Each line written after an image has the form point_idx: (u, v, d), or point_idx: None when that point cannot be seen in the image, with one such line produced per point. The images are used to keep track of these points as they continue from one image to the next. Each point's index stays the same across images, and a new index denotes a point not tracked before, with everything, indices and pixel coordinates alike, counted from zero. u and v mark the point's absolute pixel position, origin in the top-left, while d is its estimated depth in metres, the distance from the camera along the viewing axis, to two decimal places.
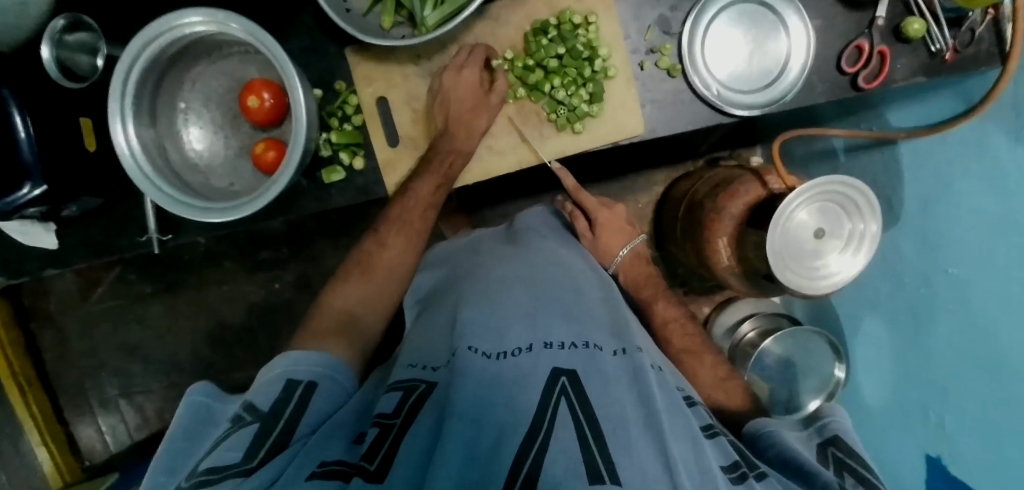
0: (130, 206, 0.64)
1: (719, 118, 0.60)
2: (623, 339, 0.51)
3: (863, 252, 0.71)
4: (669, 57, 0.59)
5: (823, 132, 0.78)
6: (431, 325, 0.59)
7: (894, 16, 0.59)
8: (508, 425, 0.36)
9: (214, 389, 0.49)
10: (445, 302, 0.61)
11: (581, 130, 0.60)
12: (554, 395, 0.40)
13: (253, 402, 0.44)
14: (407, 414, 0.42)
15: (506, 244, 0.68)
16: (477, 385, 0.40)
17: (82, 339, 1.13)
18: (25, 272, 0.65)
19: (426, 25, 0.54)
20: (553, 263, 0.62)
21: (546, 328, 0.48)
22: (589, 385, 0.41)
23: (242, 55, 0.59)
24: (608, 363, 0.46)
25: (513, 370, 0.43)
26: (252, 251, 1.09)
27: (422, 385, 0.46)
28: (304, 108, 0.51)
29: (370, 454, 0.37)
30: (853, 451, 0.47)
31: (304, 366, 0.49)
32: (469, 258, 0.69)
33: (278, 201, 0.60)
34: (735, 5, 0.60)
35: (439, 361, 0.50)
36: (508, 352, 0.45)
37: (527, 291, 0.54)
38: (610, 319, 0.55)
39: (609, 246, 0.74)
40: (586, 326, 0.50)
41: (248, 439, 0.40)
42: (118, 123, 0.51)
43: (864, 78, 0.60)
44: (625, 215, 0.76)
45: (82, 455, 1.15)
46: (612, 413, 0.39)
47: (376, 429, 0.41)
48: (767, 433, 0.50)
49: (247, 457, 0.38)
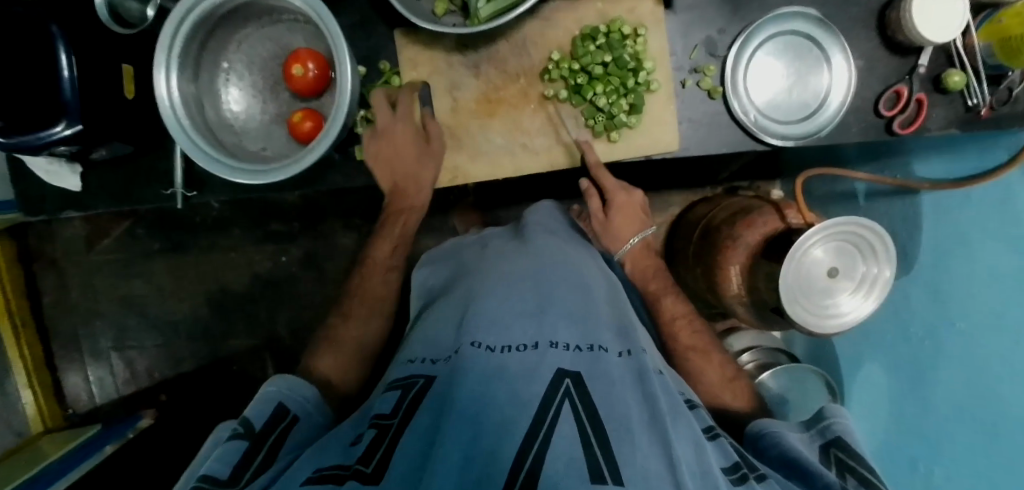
0: (159, 157, 0.64)
1: (753, 145, 0.61)
2: (629, 341, 0.50)
3: (874, 295, 0.72)
4: (712, 78, 0.60)
5: (848, 174, 0.78)
6: (434, 320, 0.58)
7: (936, 65, 0.60)
8: (510, 420, 0.36)
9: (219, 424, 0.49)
10: (454, 295, 0.61)
11: (616, 140, 0.60)
12: (558, 394, 0.39)
13: (248, 418, 0.46)
14: (404, 414, 0.42)
15: (511, 243, 0.67)
16: (480, 381, 0.40)
17: (82, 287, 1.12)
18: (45, 211, 0.65)
19: (478, 17, 0.54)
20: (561, 258, 0.61)
21: (551, 328, 0.48)
22: (594, 386, 0.40)
23: (292, 24, 0.59)
24: (613, 365, 0.45)
25: (519, 364, 0.42)
26: (263, 222, 1.09)
27: (421, 382, 0.46)
28: (350, 84, 0.51)
29: (365, 459, 0.36)
30: (855, 451, 0.46)
31: (296, 395, 0.51)
32: (476, 258, 0.68)
33: (308, 172, 0.61)
34: (783, 36, 0.60)
35: (441, 356, 0.50)
36: (513, 346, 0.45)
37: (533, 290, 0.53)
38: (614, 318, 0.54)
39: (621, 232, 0.69)
40: (593, 327, 0.49)
41: (236, 455, 0.41)
42: (161, 74, 0.51)
43: (900, 122, 0.60)
44: (642, 202, 0.70)
45: (66, 403, 1.14)
46: (616, 412, 0.39)
47: (373, 430, 0.40)
48: (769, 433, 0.50)
49: (233, 478, 0.38)
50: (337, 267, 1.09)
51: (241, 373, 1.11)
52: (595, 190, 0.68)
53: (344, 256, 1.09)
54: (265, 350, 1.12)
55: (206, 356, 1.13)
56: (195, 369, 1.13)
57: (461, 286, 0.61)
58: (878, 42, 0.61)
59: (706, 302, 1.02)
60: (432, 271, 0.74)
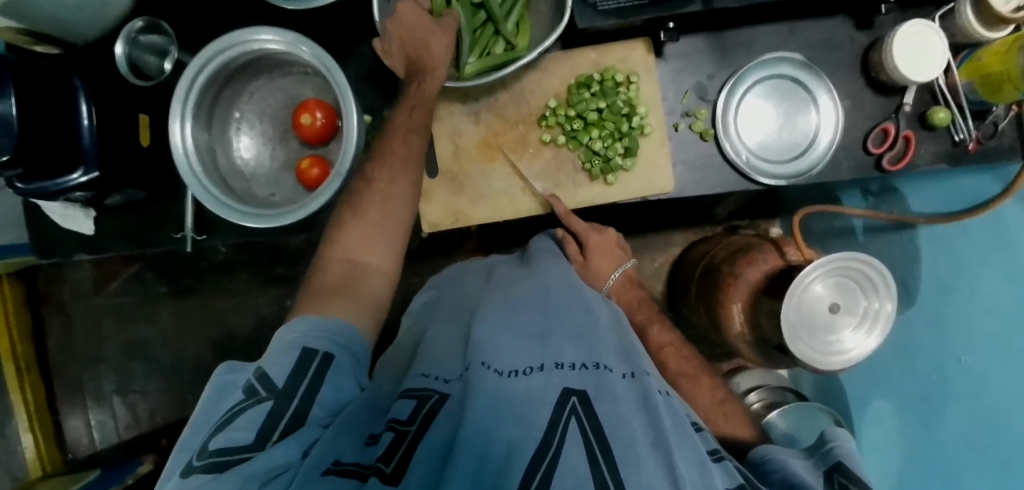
0: (170, 203, 0.66)
1: (747, 185, 0.63)
2: (631, 363, 0.49)
3: (876, 331, 0.72)
4: (703, 121, 0.62)
5: (844, 210, 0.80)
6: (437, 340, 0.58)
7: (921, 104, 0.62)
8: (518, 441, 0.35)
9: (236, 368, 0.45)
10: (460, 317, 0.61)
11: (613, 182, 0.62)
12: (564, 413, 0.39)
13: (269, 375, 0.42)
14: (421, 423, 0.39)
15: (515, 270, 0.68)
16: (488, 401, 0.39)
17: (89, 331, 1.13)
18: (57, 253, 0.67)
19: (465, 72, 0.59)
20: (563, 284, 0.61)
21: (557, 351, 0.47)
22: (601, 406, 0.40)
23: (302, 76, 0.62)
24: (618, 385, 0.44)
25: (525, 387, 0.42)
26: (269, 265, 1.10)
27: (435, 396, 0.43)
28: (355, 133, 0.53)
29: (386, 455, 0.36)
30: (859, 478, 0.43)
31: (323, 336, 0.46)
32: (480, 286, 0.68)
33: (314, 216, 0.63)
34: (770, 80, 0.63)
35: (452, 375, 0.48)
36: (521, 370, 0.44)
37: (536, 316, 0.54)
38: (617, 340, 0.53)
39: (600, 268, 0.72)
40: (598, 349, 0.49)
41: (259, 419, 0.38)
42: (176, 124, 0.54)
43: (889, 159, 0.62)
44: (616, 240, 0.75)
45: (66, 448, 1.13)
46: (622, 430, 0.38)
47: (390, 433, 0.38)
48: (773, 460, 0.48)
49: (257, 442, 0.37)
50: None
51: None
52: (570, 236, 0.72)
53: None
54: None
55: None
56: None
57: (466, 310, 0.61)
58: (863, 83, 0.63)
59: (712, 341, 1.02)
60: (436, 295, 0.75)
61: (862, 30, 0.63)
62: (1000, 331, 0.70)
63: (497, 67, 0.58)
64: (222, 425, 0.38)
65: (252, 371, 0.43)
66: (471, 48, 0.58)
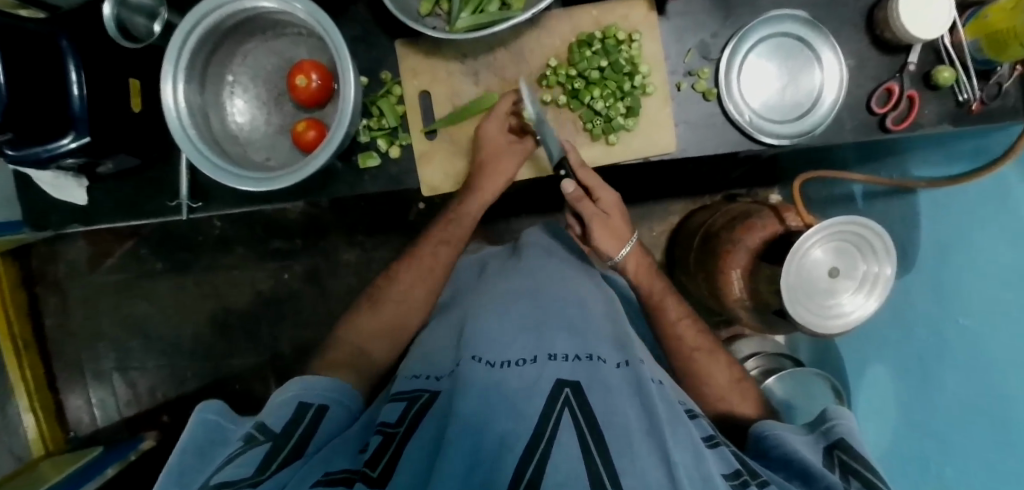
0: (165, 169, 0.65)
1: (750, 145, 0.62)
2: (627, 351, 0.49)
3: (874, 296, 0.72)
4: (706, 81, 0.61)
5: (845, 175, 0.79)
6: (432, 340, 0.58)
7: (925, 63, 0.62)
8: (510, 437, 0.35)
9: (224, 408, 0.47)
10: (452, 314, 0.61)
11: (615, 142, 0.61)
12: (557, 405, 0.38)
13: (265, 422, 0.44)
14: (409, 424, 0.41)
15: (507, 264, 0.68)
16: (479, 397, 0.39)
17: (85, 309, 1.12)
18: (49, 225, 0.65)
19: (457, 27, 0.56)
20: (553, 275, 0.61)
21: (550, 342, 0.47)
22: (593, 395, 0.40)
23: (296, 38, 0.61)
24: (611, 375, 0.44)
25: (519, 379, 0.42)
26: (267, 239, 1.09)
27: (426, 394, 0.45)
28: (352, 93, 0.52)
29: (372, 461, 0.36)
30: (861, 454, 0.44)
31: (315, 391, 0.50)
32: (472, 284, 0.68)
33: (313, 180, 0.62)
34: (774, 38, 0.62)
35: (443, 372, 0.50)
36: (513, 361, 0.45)
37: (530, 307, 0.54)
38: (611, 331, 0.53)
39: (619, 229, 0.63)
40: (591, 339, 0.49)
41: (261, 454, 0.39)
42: (168, 83, 0.52)
43: (893, 119, 0.61)
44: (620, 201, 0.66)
45: (67, 426, 1.13)
46: (615, 420, 0.38)
47: (377, 437, 0.39)
48: (771, 435, 0.49)
49: (259, 469, 0.37)
50: (341, 284, 1.10)
51: (244, 391, 1.11)
52: (580, 191, 0.60)
53: (347, 273, 1.09)
54: (268, 368, 1.11)
55: (209, 375, 1.12)
56: (198, 388, 1.12)
57: (459, 308, 0.62)
58: (867, 41, 0.62)
59: (711, 309, 1.02)
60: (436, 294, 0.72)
61: None
62: (997, 296, 0.67)
63: (487, 27, 0.55)
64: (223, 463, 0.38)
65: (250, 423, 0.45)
66: (463, 3, 0.56)
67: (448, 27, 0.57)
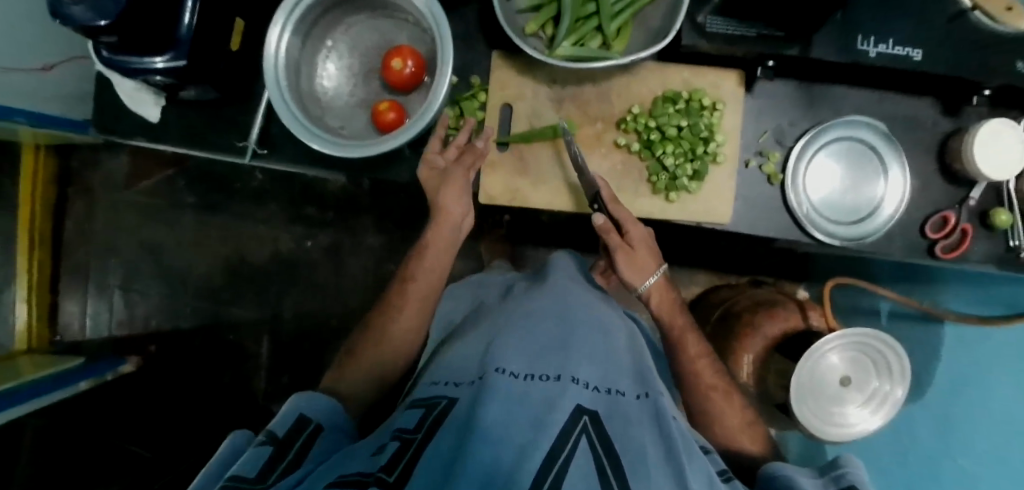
0: (240, 111, 0.66)
1: (801, 236, 0.63)
2: (647, 384, 0.50)
3: (882, 412, 0.72)
4: (774, 164, 0.63)
5: (876, 290, 0.80)
6: (456, 354, 0.56)
7: (985, 201, 0.63)
8: (530, 446, 0.36)
9: (251, 436, 0.45)
10: (478, 329, 0.61)
11: (674, 200, 0.62)
12: (576, 428, 0.39)
13: (273, 427, 0.45)
14: (427, 431, 0.41)
15: (532, 285, 0.68)
16: (503, 406, 0.39)
17: (106, 222, 1.12)
18: (115, 132, 0.67)
19: (556, 53, 0.58)
20: (580, 300, 0.62)
21: (575, 366, 0.47)
22: (611, 426, 0.41)
23: (401, 22, 0.63)
24: (630, 408, 0.45)
25: (541, 394, 0.42)
26: (300, 204, 1.10)
27: (444, 402, 0.45)
28: (443, 89, 0.54)
29: (388, 466, 0.37)
30: None
31: (320, 406, 0.50)
32: (495, 300, 0.68)
33: (377, 158, 0.63)
34: (848, 141, 0.63)
35: (465, 379, 0.49)
36: (536, 375, 0.45)
37: (556, 327, 0.54)
38: (632, 363, 0.53)
39: (644, 263, 0.61)
40: (613, 369, 0.50)
41: (263, 459, 0.40)
42: (275, 33, 0.55)
43: (942, 247, 0.62)
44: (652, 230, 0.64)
45: (55, 328, 1.12)
46: (632, 447, 0.40)
47: (395, 443, 0.40)
48: (782, 477, 0.46)
49: (259, 476, 0.38)
50: (358, 265, 1.10)
51: (235, 343, 1.10)
52: (610, 224, 0.58)
53: (368, 257, 1.10)
54: (265, 327, 1.11)
55: (206, 318, 1.11)
56: (191, 328, 1.11)
57: (485, 322, 0.62)
58: (936, 167, 0.64)
59: None
60: (457, 306, 0.72)
61: (947, 115, 0.63)
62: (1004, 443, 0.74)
63: (586, 61, 0.57)
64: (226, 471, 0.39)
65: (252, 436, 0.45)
66: (568, 33, 0.58)
67: (548, 50, 0.60)
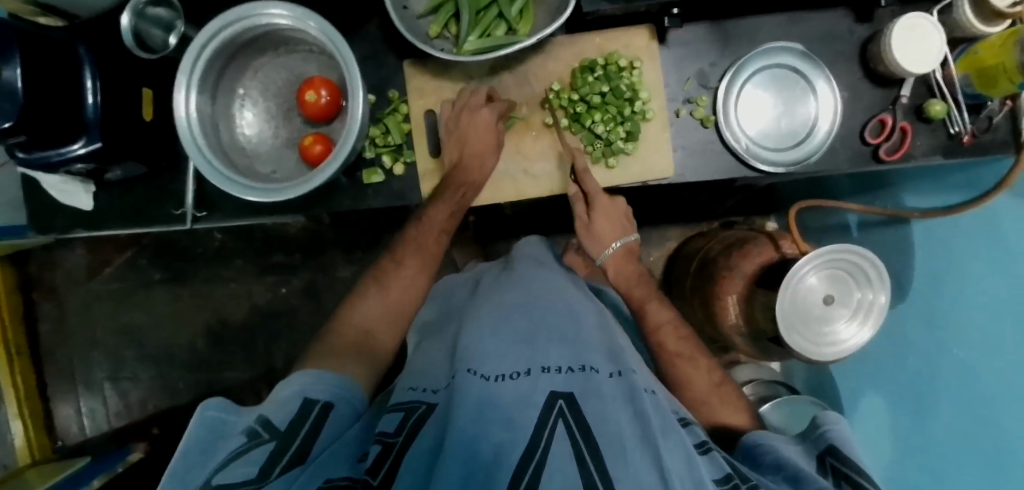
0: (172, 179, 0.66)
1: (745, 172, 0.64)
2: (620, 361, 0.49)
3: (870, 323, 0.71)
4: (704, 108, 0.63)
5: (836, 205, 0.79)
6: (427, 356, 0.58)
7: (918, 96, 0.63)
8: (506, 446, 0.36)
9: (226, 403, 0.45)
10: (449, 330, 0.62)
11: (614, 165, 0.63)
12: (551, 417, 0.39)
13: (268, 418, 0.43)
14: (408, 434, 0.42)
15: (501, 276, 0.69)
16: (475, 409, 0.39)
17: (80, 317, 1.12)
18: (54, 230, 0.66)
19: (464, 49, 0.58)
20: (546, 287, 0.62)
21: (544, 355, 0.48)
22: (587, 405, 0.40)
23: (307, 54, 0.63)
24: (605, 384, 0.44)
25: (512, 392, 0.42)
26: (266, 253, 1.10)
27: (422, 407, 0.46)
28: (360, 110, 0.53)
29: (373, 469, 0.38)
30: (852, 460, 0.44)
31: (323, 384, 0.48)
32: (465, 300, 0.69)
33: (316, 192, 0.63)
34: (771, 69, 0.64)
35: (441, 384, 0.50)
36: (508, 375, 0.44)
37: (522, 319, 0.54)
38: (603, 339, 0.53)
39: (604, 234, 0.65)
40: (585, 350, 0.49)
41: (264, 458, 0.39)
42: (181, 93, 0.54)
43: (885, 150, 0.63)
44: (625, 208, 0.66)
45: (55, 435, 1.12)
46: (610, 428, 0.38)
47: (377, 446, 0.40)
48: (761, 444, 0.48)
49: (260, 475, 0.37)
50: (338, 299, 1.10)
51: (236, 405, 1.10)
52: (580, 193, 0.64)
53: (344, 288, 1.09)
54: (262, 382, 1.10)
55: (201, 388, 1.11)
56: (190, 401, 1.11)
57: (455, 324, 0.63)
58: (861, 74, 0.64)
59: (706, 335, 1.02)
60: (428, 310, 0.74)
61: (860, 22, 0.64)
62: (999, 325, 0.61)
63: (494, 50, 0.57)
64: (225, 462, 0.38)
65: (252, 414, 0.44)
66: (471, 27, 0.58)
67: (455, 49, 0.60)
